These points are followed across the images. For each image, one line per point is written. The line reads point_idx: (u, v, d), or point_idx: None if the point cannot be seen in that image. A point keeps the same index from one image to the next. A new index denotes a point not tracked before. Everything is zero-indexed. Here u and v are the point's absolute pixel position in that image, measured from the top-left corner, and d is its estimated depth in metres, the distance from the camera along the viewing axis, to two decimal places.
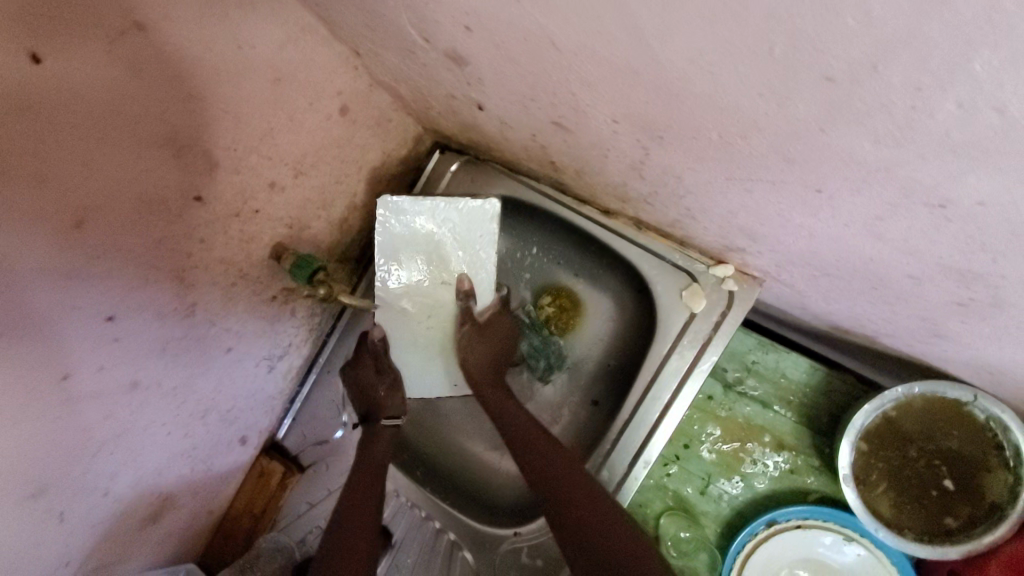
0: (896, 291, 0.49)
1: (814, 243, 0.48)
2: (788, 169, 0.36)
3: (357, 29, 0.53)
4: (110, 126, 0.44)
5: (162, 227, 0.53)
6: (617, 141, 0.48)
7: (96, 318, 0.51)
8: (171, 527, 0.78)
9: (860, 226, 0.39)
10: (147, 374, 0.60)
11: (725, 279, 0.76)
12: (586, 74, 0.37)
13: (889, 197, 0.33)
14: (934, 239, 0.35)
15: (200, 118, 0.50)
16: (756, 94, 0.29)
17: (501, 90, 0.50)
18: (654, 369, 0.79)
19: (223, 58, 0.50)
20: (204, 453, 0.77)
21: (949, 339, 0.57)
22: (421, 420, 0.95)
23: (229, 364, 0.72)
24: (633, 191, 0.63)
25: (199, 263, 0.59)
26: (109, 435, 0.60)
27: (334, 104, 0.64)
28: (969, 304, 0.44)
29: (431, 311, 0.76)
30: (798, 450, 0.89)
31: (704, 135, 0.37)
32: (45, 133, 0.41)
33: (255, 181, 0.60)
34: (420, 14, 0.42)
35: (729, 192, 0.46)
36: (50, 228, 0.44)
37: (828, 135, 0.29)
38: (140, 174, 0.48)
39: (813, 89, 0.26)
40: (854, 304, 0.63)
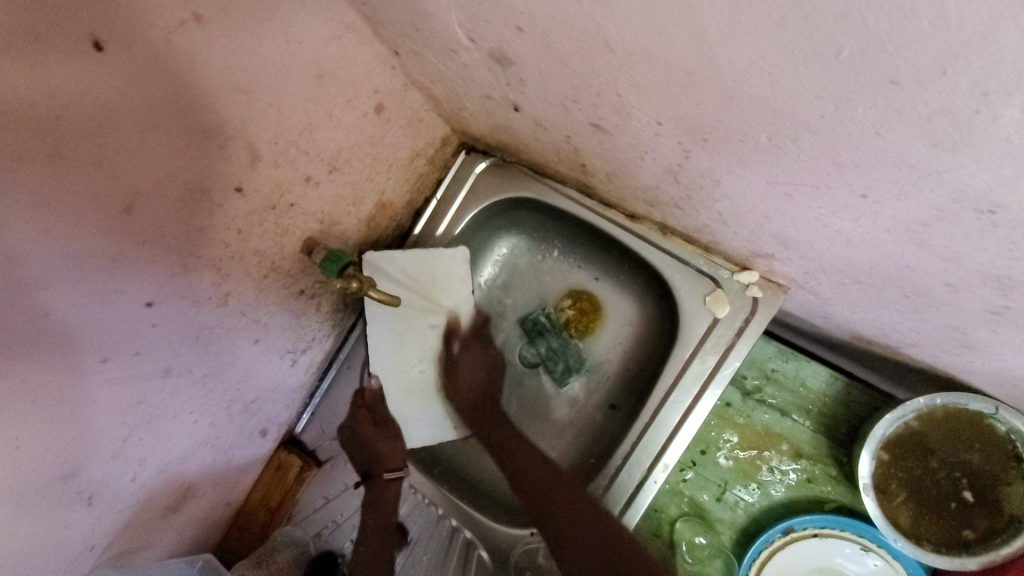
0: (928, 300, 0.50)
1: (849, 249, 0.49)
2: (835, 172, 0.36)
3: (402, 29, 0.54)
4: (164, 114, 0.45)
5: (204, 216, 0.54)
6: (657, 143, 0.49)
7: (137, 304, 0.52)
8: (191, 516, 0.79)
9: (901, 232, 0.40)
10: (180, 361, 0.61)
11: (749, 286, 0.77)
12: (637, 75, 0.38)
13: (938, 203, 0.34)
14: (978, 246, 0.36)
15: (246, 111, 0.52)
16: (814, 97, 0.29)
17: (543, 91, 0.51)
18: (675, 374, 0.80)
19: (272, 52, 0.51)
20: (226, 443, 0.78)
21: (977, 350, 0.58)
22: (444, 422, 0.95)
23: (256, 357, 0.73)
24: (664, 195, 0.63)
25: (235, 253, 0.60)
26: (140, 421, 0.60)
27: (371, 102, 0.65)
28: (1003, 313, 0.44)
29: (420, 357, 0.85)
30: (815, 459, 0.89)
31: (751, 138, 0.38)
32: (105, 120, 0.42)
33: (293, 176, 0.61)
34: (471, 14, 0.43)
35: (768, 196, 0.47)
36: (101, 213, 0.45)
37: (884, 138, 0.30)
38: (187, 164, 0.49)
39: (877, 92, 0.27)
40: (880, 313, 0.64)
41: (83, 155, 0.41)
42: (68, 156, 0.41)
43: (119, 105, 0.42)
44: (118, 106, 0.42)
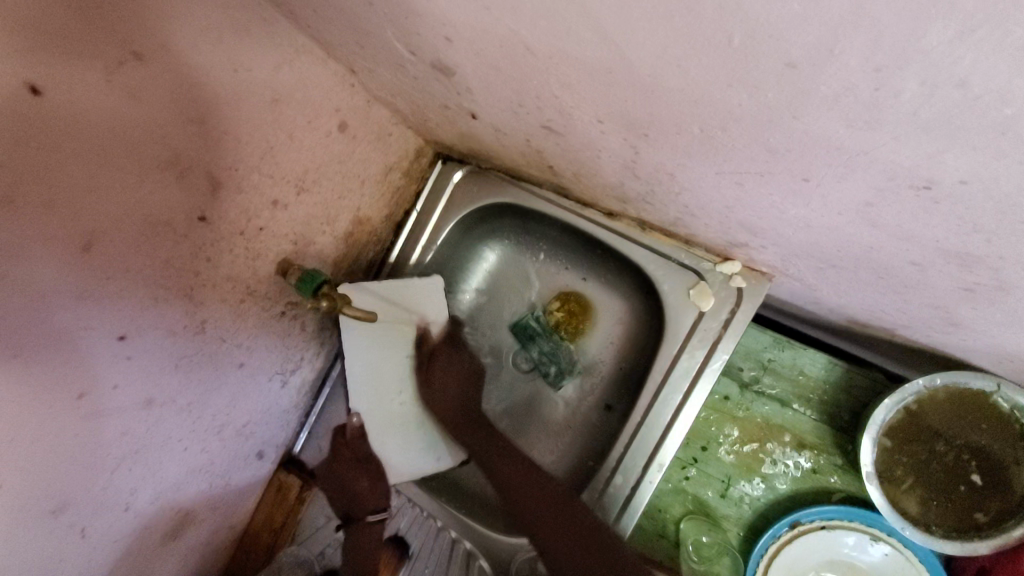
0: (901, 280, 0.48)
1: (813, 234, 0.47)
2: (773, 158, 0.35)
3: (349, 47, 0.55)
4: (113, 151, 0.46)
5: (169, 246, 0.54)
6: (607, 141, 0.48)
7: (109, 338, 0.53)
8: (193, 542, 0.80)
9: (854, 214, 0.39)
10: (161, 391, 0.62)
11: (732, 276, 0.75)
12: (564, 77, 0.38)
13: (876, 182, 0.32)
14: (928, 223, 0.34)
15: (201, 140, 0.52)
16: (726, 86, 0.29)
17: (489, 98, 0.51)
18: (664, 371, 0.78)
19: (220, 81, 0.51)
20: (222, 468, 0.78)
21: (965, 328, 0.55)
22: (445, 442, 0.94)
23: (242, 381, 0.74)
24: (631, 191, 0.63)
25: (207, 281, 0.61)
26: (127, 452, 0.61)
27: (332, 121, 0.66)
28: (976, 290, 0.42)
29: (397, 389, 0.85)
30: (819, 449, 0.87)
31: (686, 130, 0.37)
32: (53, 162, 0.43)
33: (259, 201, 0.62)
34: (403, 29, 0.43)
35: (722, 187, 0.46)
36: (61, 252, 0.46)
37: (803, 121, 0.29)
38: (144, 197, 0.50)
39: (780, 77, 0.26)
40: (864, 295, 0.62)
41: (35, 197, 0.42)
42: (19, 199, 0.41)
43: (65, 145, 0.43)
44: (64, 147, 0.43)
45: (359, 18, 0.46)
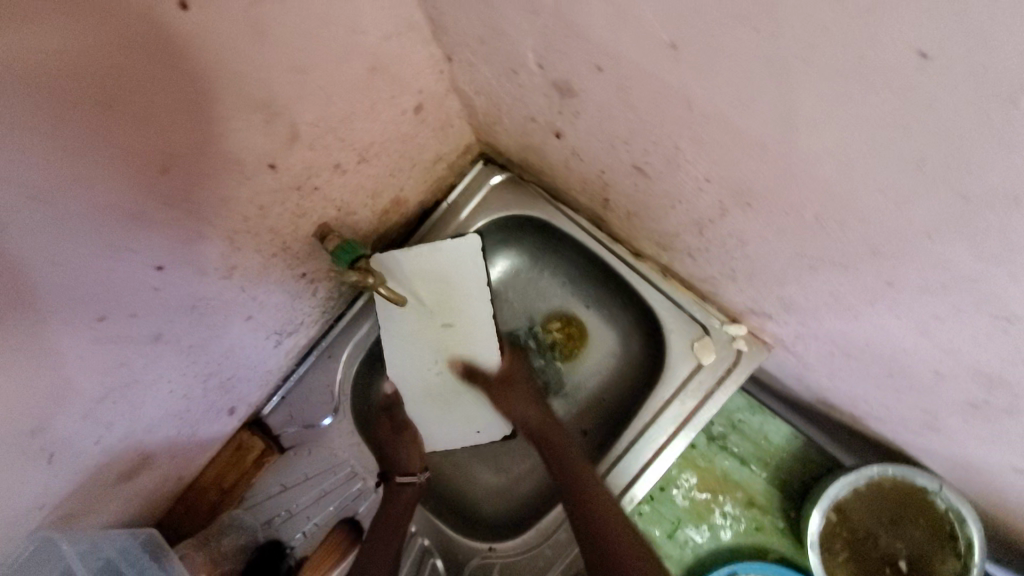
0: (912, 382, 0.54)
1: (852, 326, 0.52)
2: (870, 259, 0.39)
3: (467, 40, 0.55)
4: (221, 83, 0.44)
5: (233, 186, 0.52)
6: (696, 197, 0.51)
7: (147, 266, 0.50)
8: (141, 487, 0.75)
9: (913, 322, 0.43)
10: (172, 329, 0.59)
11: (736, 338, 0.80)
12: (704, 135, 0.40)
13: (961, 304, 0.37)
14: (985, 348, 0.39)
15: (299, 91, 0.50)
16: (879, 192, 0.32)
17: (594, 125, 0.52)
18: (654, 412, 0.82)
19: (338, 39, 0.50)
20: (194, 416, 0.74)
21: (940, 434, 0.63)
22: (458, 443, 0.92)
23: (244, 334, 0.70)
24: (680, 242, 0.66)
25: (252, 229, 0.58)
26: (119, 384, 0.57)
27: (411, 100, 0.65)
28: (982, 408, 0.48)
29: (439, 355, 0.80)
30: (766, 510, 0.93)
31: (797, 213, 0.41)
32: (165, 79, 0.40)
33: (324, 161, 0.60)
34: (550, 46, 0.44)
35: (790, 266, 0.50)
36: (133, 168, 0.43)
37: (932, 241, 0.33)
38: (229, 133, 0.48)
39: (946, 204, 0.29)
40: (858, 385, 0.68)
41: (132, 107, 0.40)
42: (117, 106, 0.39)
43: (181, 66, 0.40)
44: (179, 65, 0.40)
45: (503, 21, 0.46)
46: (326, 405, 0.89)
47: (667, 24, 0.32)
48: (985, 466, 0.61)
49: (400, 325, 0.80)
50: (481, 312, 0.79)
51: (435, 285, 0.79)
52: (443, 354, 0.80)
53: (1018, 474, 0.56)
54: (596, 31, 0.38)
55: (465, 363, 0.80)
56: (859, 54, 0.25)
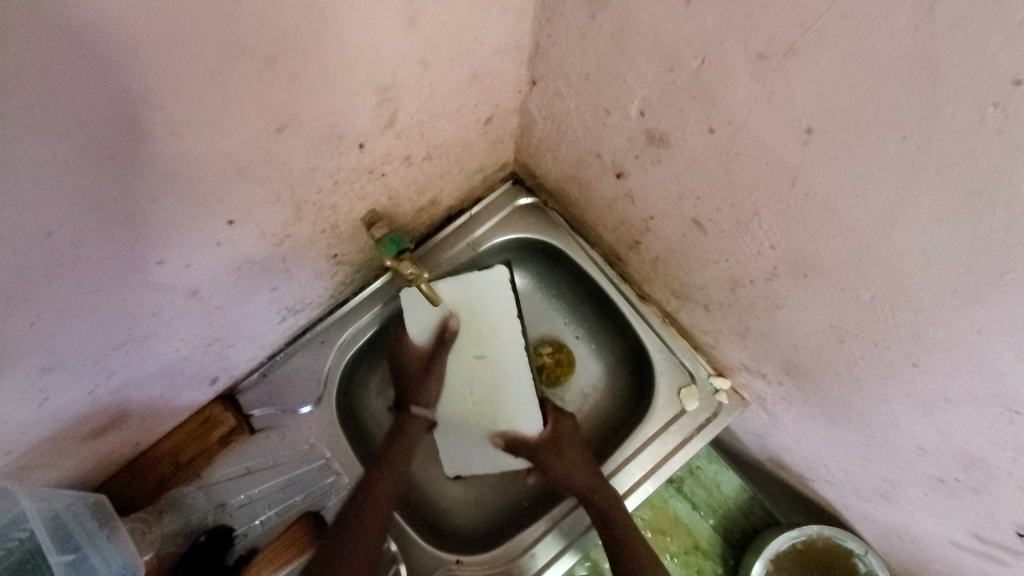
0: (887, 452, 0.62)
1: (852, 396, 0.59)
2: (906, 341, 0.46)
3: (569, 72, 0.58)
4: (362, 59, 0.44)
5: (323, 157, 0.52)
6: (749, 260, 0.56)
7: (220, 219, 0.48)
8: (104, 447, 0.68)
9: (918, 401, 0.50)
10: (209, 286, 0.56)
11: (719, 390, 0.87)
12: (793, 211, 0.46)
13: (975, 394, 0.44)
14: (981, 433, 0.47)
15: (414, 82, 0.52)
16: (950, 290, 0.38)
17: (671, 176, 0.57)
18: (635, 448, 0.86)
19: (461, 44, 0.52)
20: (181, 381, 0.70)
21: (888, 502, 0.71)
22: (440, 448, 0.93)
23: (263, 304, 0.68)
24: (702, 295, 0.72)
25: (318, 202, 0.58)
26: (140, 333, 0.54)
27: (486, 112, 0.67)
28: (947, 482, 0.56)
29: (478, 383, 0.82)
30: (708, 555, 0.99)
31: (853, 292, 0.47)
32: (323, 43, 0.40)
33: (400, 150, 0.61)
34: (668, 100, 0.49)
35: (816, 334, 0.57)
36: (261, 124, 0.43)
37: (978, 336, 0.39)
38: (346, 108, 0.48)
39: (1008, 310, 0.36)
40: (825, 449, 0.75)
41: (290, 66, 0.40)
42: (278, 61, 0.39)
43: (342, 40, 0.41)
44: (342, 38, 0.41)
45: (626, 67, 0.50)
46: (309, 391, 0.86)
47: (814, 113, 0.37)
48: (921, 534, 0.70)
49: (444, 350, 0.83)
50: (513, 348, 0.81)
51: (472, 322, 0.82)
52: (479, 382, 0.82)
53: (953, 544, 0.65)
54: (730, 101, 0.43)
55: (501, 387, 0.82)
56: (996, 180, 0.30)
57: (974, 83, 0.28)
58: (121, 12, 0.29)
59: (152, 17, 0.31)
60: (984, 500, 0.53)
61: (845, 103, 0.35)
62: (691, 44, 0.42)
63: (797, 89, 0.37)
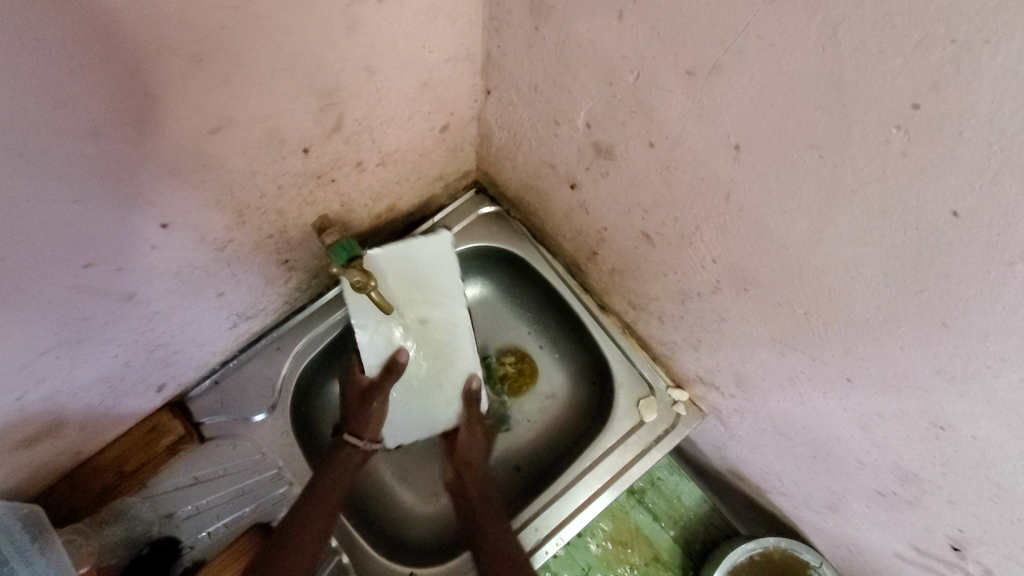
0: (831, 465, 0.62)
1: (796, 409, 0.60)
2: (840, 355, 0.46)
3: (520, 82, 0.58)
4: (300, 63, 0.44)
5: (264, 161, 0.51)
6: (695, 273, 0.57)
7: (154, 222, 0.47)
8: (39, 457, 0.66)
9: (855, 414, 0.51)
10: (146, 291, 0.54)
11: (677, 402, 0.87)
12: (729, 226, 0.46)
13: (905, 408, 0.44)
14: (912, 447, 0.47)
15: (359, 87, 0.51)
16: (873, 306, 0.39)
17: (619, 189, 0.58)
18: (592, 459, 0.86)
19: (408, 51, 0.52)
20: (123, 387, 0.68)
21: (837, 514, 0.72)
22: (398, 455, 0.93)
23: (209, 309, 0.66)
24: (656, 306, 0.72)
25: (262, 206, 0.57)
26: (71, 338, 0.52)
27: (442, 120, 0.67)
28: (888, 495, 0.57)
29: (433, 357, 0.78)
30: (668, 566, 0.98)
31: (789, 306, 0.47)
32: (255, 46, 0.40)
33: (350, 156, 0.60)
34: (610, 113, 0.49)
35: (760, 348, 0.57)
36: (193, 126, 0.42)
37: (901, 351, 0.40)
38: (286, 112, 0.47)
39: (926, 325, 0.36)
40: (777, 461, 0.76)
41: (220, 68, 0.39)
42: (207, 62, 0.38)
43: (275, 43, 0.41)
44: (276, 40, 0.41)
45: (571, 80, 0.50)
46: (263, 399, 0.84)
47: (740, 130, 0.38)
48: (869, 547, 0.71)
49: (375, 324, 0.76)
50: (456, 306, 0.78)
51: (406, 288, 0.76)
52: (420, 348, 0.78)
53: (897, 556, 0.66)
54: (666, 116, 0.43)
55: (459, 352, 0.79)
56: (907, 199, 0.31)
57: (880, 106, 0.29)
58: (24, 8, 0.28)
59: (61, 14, 0.30)
60: (921, 513, 0.54)
61: (767, 120, 0.35)
62: (627, 59, 0.42)
63: (724, 106, 0.37)
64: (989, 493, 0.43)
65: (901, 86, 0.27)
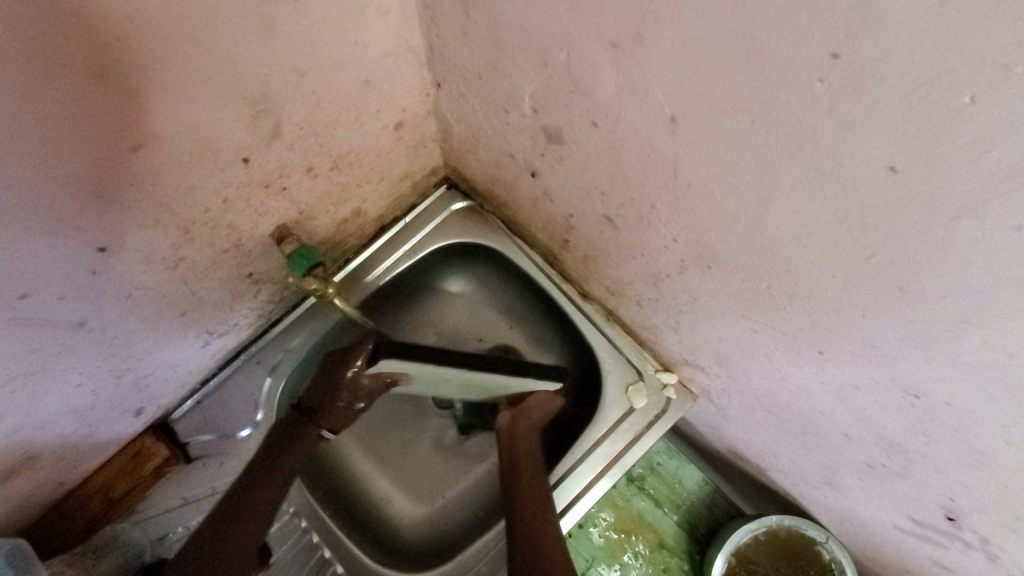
0: (820, 439, 0.60)
1: (777, 385, 0.58)
2: (807, 328, 0.44)
3: (464, 71, 0.56)
4: (218, 70, 0.42)
5: (201, 175, 0.50)
6: (659, 253, 0.55)
7: (89, 247, 0.46)
8: (17, 491, 0.65)
9: (832, 388, 0.49)
10: (98, 316, 0.53)
11: (667, 385, 0.85)
12: (681, 202, 0.44)
13: (879, 378, 0.42)
14: (891, 417, 0.45)
15: (292, 90, 0.50)
16: (828, 273, 0.37)
17: (575, 173, 0.55)
18: (584, 450, 0.83)
19: (339, 48, 0.50)
20: (96, 415, 0.67)
21: (835, 490, 0.70)
22: (388, 457, 0.92)
23: (174, 330, 0.65)
24: (632, 290, 0.70)
25: (209, 221, 0.55)
26: (24, 371, 0.51)
27: (394, 118, 0.65)
28: (878, 468, 0.55)
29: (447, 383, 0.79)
30: (674, 551, 0.97)
31: (751, 281, 0.45)
32: (162, 57, 0.38)
33: (299, 163, 0.59)
34: (551, 95, 0.47)
35: (734, 326, 0.55)
36: (108, 145, 0.40)
37: (865, 320, 0.38)
38: (214, 123, 0.46)
39: (882, 291, 0.34)
40: (771, 440, 0.74)
41: (123, 82, 0.38)
42: (107, 78, 0.37)
43: (185, 50, 0.39)
44: (185, 49, 0.39)
45: (509, 63, 0.48)
46: (248, 414, 0.83)
47: (672, 100, 0.35)
48: (870, 520, 0.68)
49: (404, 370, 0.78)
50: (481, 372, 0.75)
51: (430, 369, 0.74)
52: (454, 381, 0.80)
53: (896, 528, 0.64)
54: (601, 93, 0.41)
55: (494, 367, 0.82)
56: (841, 160, 0.29)
57: (798, 58, 0.26)
58: None
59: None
60: (910, 484, 0.52)
61: (695, 87, 0.33)
62: (554, 37, 0.40)
63: (653, 77, 0.35)
64: (973, 461, 0.41)
65: (815, 37, 0.25)
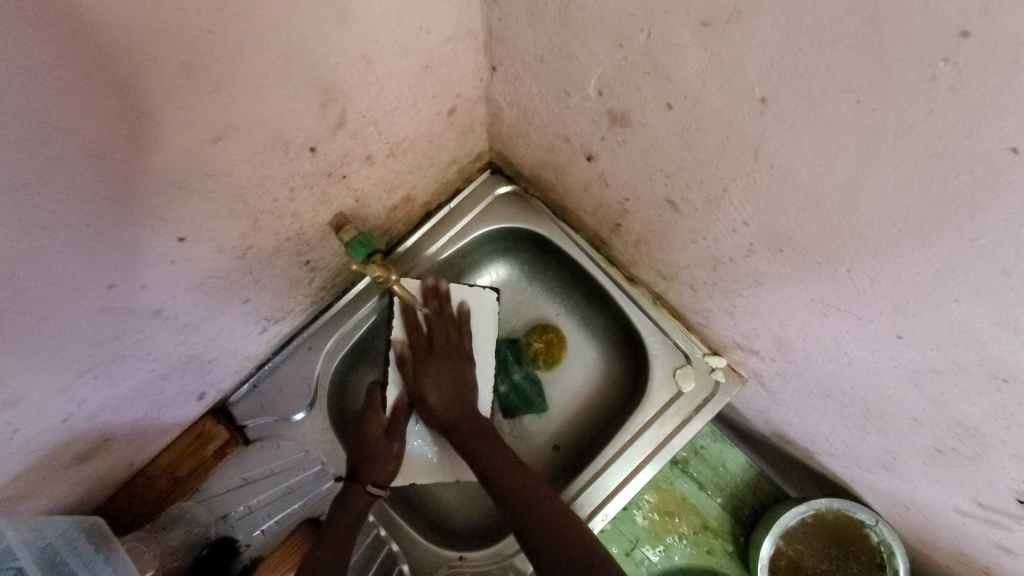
0: (884, 424, 0.59)
1: (842, 369, 0.57)
2: (888, 313, 0.44)
3: (524, 52, 0.56)
4: (294, 61, 0.42)
5: (272, 165, 0.50)
6: (725, 237, 0.54)
7: (169, 237, 0.47)
8: (94, 471, 0.68)
9: (908, 372, 0.48)
10: (173, 305, 0.55)
11: (715, 369, 0.84)
12: (758, 184, 0.43)
13: (964, 363, 0.41)
14: (972, 402, 0.44)
15: (358, 79, 0.50)
16: (920, 255, 0.36)
17: (638, 157, 0.55)
18: (633, 433, 0.84)
19: (405, 34, 0.50)
20: (165, 399, 0.69)
21: (892, 473, 0.69)
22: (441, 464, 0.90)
23: (237, 317, 0.67)
24: (685, 274, 0.69)
25: (275, 211, 0.56)
26: (106, 358, 0.53)
27: (448, 104, 0.65)
28: (947, 452, 0.54)
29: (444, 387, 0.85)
30: (718, 533, 0.98)
31: (830, 265, 0.44)
32: (245, 48, 0.38)
33: (359, 151, 0.59)
34: (623, 77, 0.46)
35: (800, 309, 0.54)
36: (192, 136, 0.41)
37: (958, 305, 0.37)
38: (286, 112, 0.46)
39: (984, 274, 0.33)
40: (825, 424, 0.73)
41: (208, 74, 0.38)
42: (196, 68, 0.37)
43: (265, 39, 0.39)
44: (266, 39, 0.39)
45: (578, 46, 0.47)
46: (302, 399, 0.85)
47: (765, 80, 0.35)
48: (928, 504, 0.68)
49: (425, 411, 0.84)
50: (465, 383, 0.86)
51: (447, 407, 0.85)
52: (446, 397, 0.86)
53: (958, 512, 0.63)
54: (682, 74, 0.40)
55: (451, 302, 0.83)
56: (956, 140, 0.28)
57: (925, 34, 0.26)
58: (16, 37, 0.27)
59: (37, 36, 0.28)
60: (984, 469, 0.51)
61: (795, 67, 0.32)
62: (636, 17, 0.39)
63: (745, 58, 0.34)
64: None
65: (946, 13, 0.24)
